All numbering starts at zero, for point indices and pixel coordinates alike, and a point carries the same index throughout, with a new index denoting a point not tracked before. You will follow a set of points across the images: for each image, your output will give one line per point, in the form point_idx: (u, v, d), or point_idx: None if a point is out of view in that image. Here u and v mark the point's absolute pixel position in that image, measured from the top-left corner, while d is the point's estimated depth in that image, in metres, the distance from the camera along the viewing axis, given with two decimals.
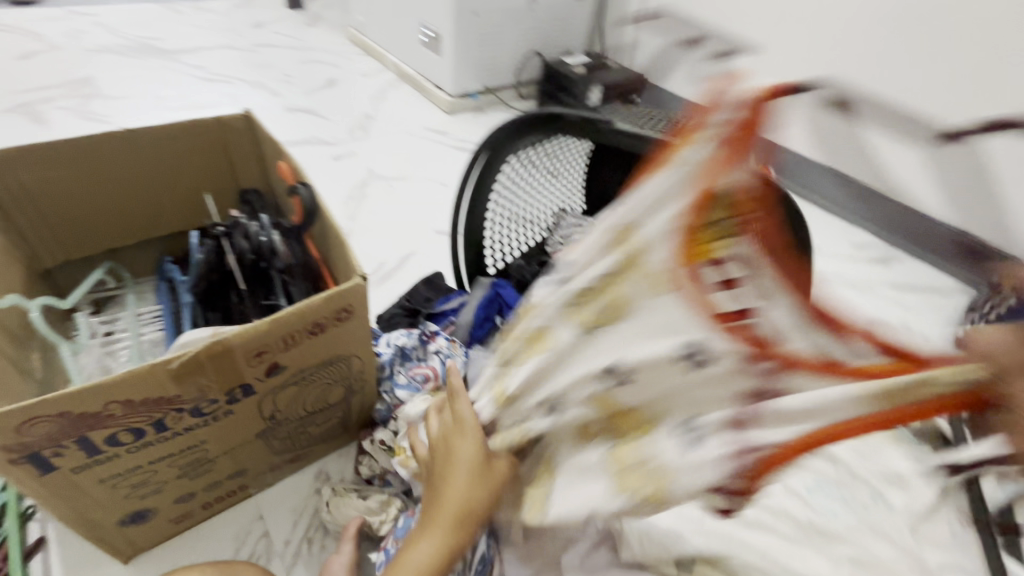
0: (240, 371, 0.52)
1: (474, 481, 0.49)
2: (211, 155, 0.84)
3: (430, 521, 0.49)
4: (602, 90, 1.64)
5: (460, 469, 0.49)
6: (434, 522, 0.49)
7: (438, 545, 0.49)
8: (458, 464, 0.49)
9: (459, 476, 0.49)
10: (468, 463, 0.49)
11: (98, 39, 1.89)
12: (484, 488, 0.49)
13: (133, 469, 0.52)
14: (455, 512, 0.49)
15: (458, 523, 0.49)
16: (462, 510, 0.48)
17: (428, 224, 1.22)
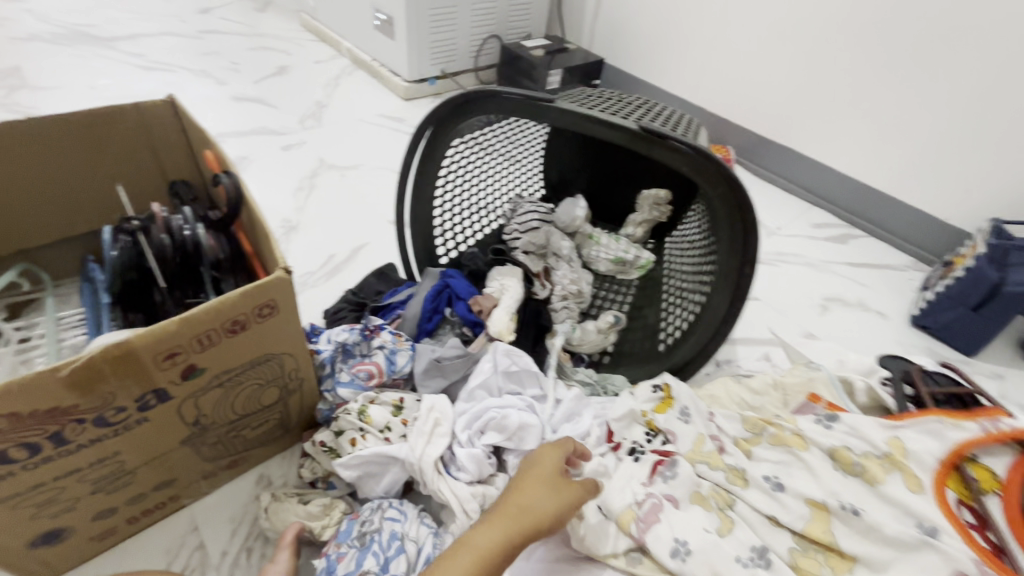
0: (150, 375, 0.48)
1: (555, 490, 0.54)
2: (135, 144, 0.78)
3: (497, 518, 0.51)
4: (562, 73, 1.61)
5: (542, 478, 0.55)
6: (502, 517, 0.51)
7: (501, 538, 0.49)
8: (545, 475, 0.55)
9: (544, 481, 0.55)
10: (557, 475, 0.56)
11: (26, 27, 1.76)
12: (564, 499, 0.54)
13: (35, 486, 0.48)
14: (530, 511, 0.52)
15: (526, 528, 0.51)
16: (535, 508, 0.52)
17: (382, 214, 1.18)
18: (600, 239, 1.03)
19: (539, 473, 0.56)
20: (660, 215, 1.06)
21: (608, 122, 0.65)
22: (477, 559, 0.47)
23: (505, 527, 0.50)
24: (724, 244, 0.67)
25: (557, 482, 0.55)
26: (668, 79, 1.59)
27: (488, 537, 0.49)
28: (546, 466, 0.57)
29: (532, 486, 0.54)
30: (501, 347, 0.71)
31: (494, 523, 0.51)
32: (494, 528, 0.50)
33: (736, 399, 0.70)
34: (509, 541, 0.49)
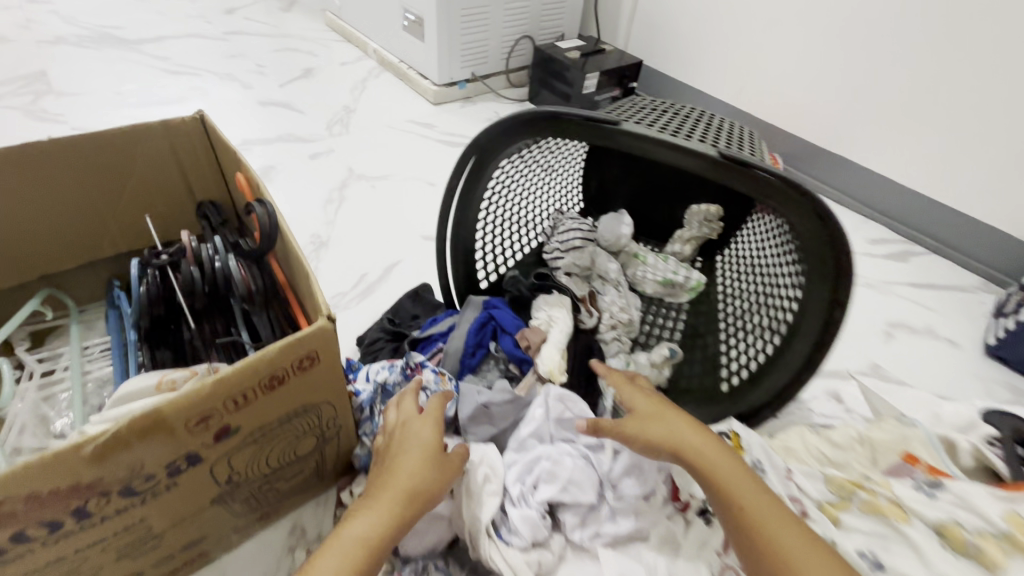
0: (180, 442, 0.43)
1: (428, 466, 0.52)
2: (162, 164, 0.74)
3: (371, 499, 0.49)
4: (598, 77, 1.52)
5: (412, 454, 0.53)
6: (376, 502, 0.49)
7: (380, 525, 0.47)
8: (415, 448, 0.53)
9: (414, 457, 0.52)
10: (428, 448, 0.54)
11: (52, 29, 1.74)
12: (439, 471, 0.52)
13: (56, 560, 0.43)
14: (404, 491, 0.50)
15: (398, 507, 0.49)
16: (411, 486, 0.50)
17: (415, 228, 1.13)
18: (646, 259, 0.96)
19: (411, 449, 0.53)
20: (710, 232, 0.97)
21: (682, 147, 0.58)
22: (351, 550, 0.45)
23: (380, 509, 0.48)
24: (810, 283, 0.59)
25: (429, 455, 0.53)
26: (711, 82, 1.50)
27: (363, 525, 0.47)
28: (418, 439, 0.54)
29: (402, 466, 0.52)
30: (554, 390, 0.65)
31: (369, 507, 0.49)
32: (368, 510, 0.48)
33: (814, 452, 0.63)
34: (386, 523, 0.48)
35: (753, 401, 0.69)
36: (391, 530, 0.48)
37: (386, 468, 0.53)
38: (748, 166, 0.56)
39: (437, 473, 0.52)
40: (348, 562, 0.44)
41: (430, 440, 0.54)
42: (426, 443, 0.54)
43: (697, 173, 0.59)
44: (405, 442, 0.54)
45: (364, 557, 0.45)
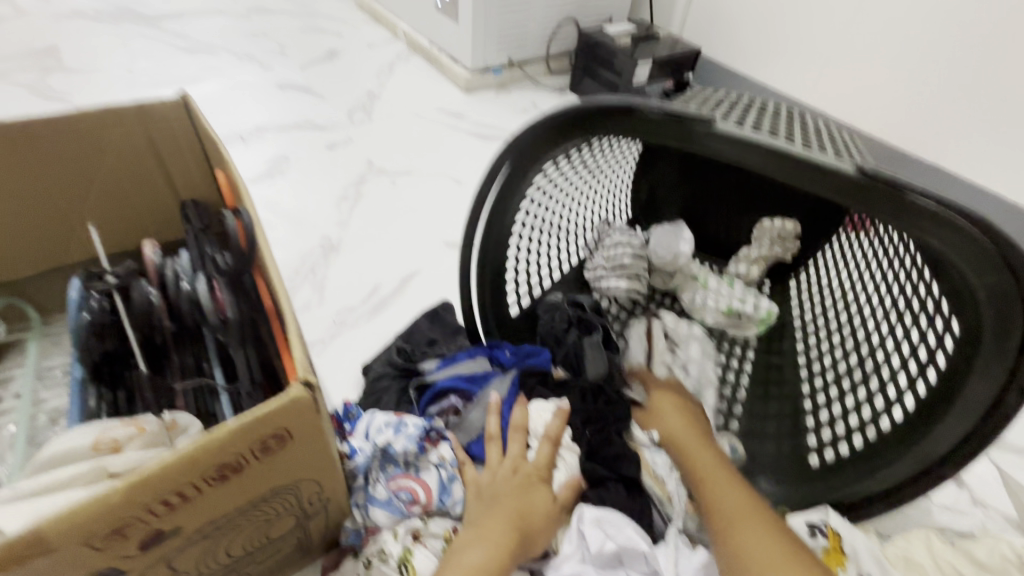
0: (86, 558, 0.30)
1: (533, 498, 0.50)
2: (137, 156, 0.62)
3: (477, 533, 0.46)
4: (650, 65, 1.35)
5: (510, 487, 0.51)
6: (481, 537, 0.46)
7: (495, 553, 0.45)
8: (513, 481, 0.51)
9: (515, 490, 0.50)
10: (525, 479, 0.52)
11: (73, 4, 1.66)
12: (546, 513, 0.50)
13: None
14: (515, 522, 0.48)
15: (509, 546, 0.46)
16: (521, 519, 0.48)
17: (437, 233, 0.99)
18: (707, 282, 0.79)
19: (506, 482, 0.51)
20: (784, 252, 0.81)
21: (807, 160, 0.42)
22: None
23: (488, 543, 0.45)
24: (969, 347, 0.44)
25: (532, 489, 0.51)
26: None
27: (472, 555, 0.44)
28: (512, 471, 0.52)
29: (501, 501, 0.49)
30: (588, 511, 0.50)
31: (477, 539, 0.46)
32: (474, 545, 0.45)
33: (947, 571, 0.47)
34: (498, 562, 0.44)
35: (863, 489, 0.54)
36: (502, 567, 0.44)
37: (480, 502, 0.50)
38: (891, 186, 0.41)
39: (540, 506, 0.50)
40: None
41: (529, 470, 0.53)
42: (525, 475, 0.52)
43: (818, 192, 0.43)
44: (497, 474, 0.52)
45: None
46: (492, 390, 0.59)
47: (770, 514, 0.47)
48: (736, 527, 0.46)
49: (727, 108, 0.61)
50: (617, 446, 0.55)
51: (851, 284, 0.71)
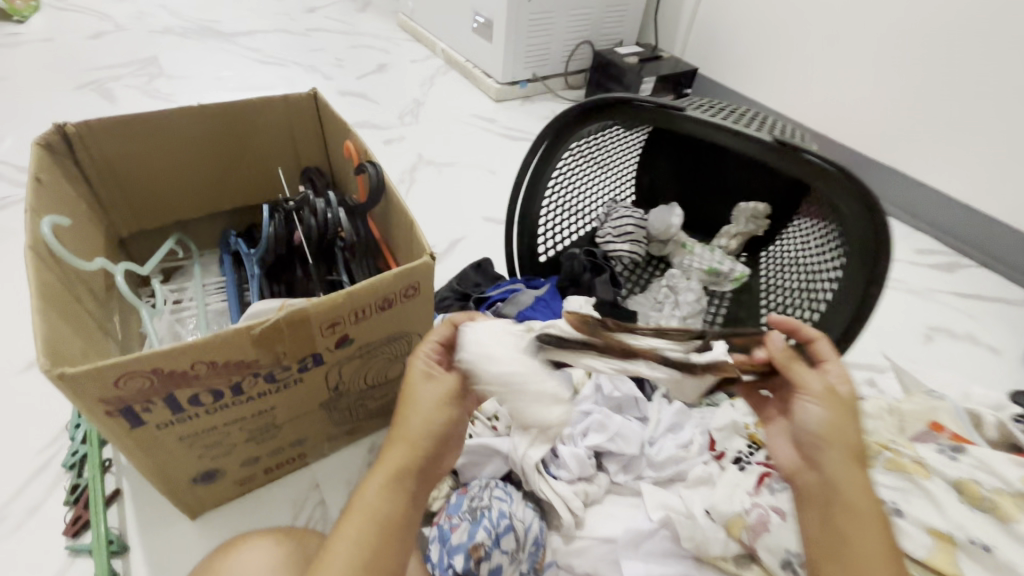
0: (313, 340, 0.53)
1: (415, 412, 0.47)
2: (281, 135, 0.84)
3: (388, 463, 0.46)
4: (654, 82, 1.60)
5: (422, 416, 0.47)
6: (390, 474, 0.46)
7: (380, 488, 0.45)
8: (427, 407, 0.47)
9: (421, 418, 0.47)
10: (437, 405, 0.47)
11: (160, 20, 1.93)
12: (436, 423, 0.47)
13: (209, 429, 0.55)
14: (418, 445, 0.46)
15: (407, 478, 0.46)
16: (407, 441, 0.47)
17: (478, 210, 1.23)
18: (692, 249, 1.01)
19: (419, 411, 0.47)
20: (756, 229, 1.00)
21: (748, 137, 0.66)
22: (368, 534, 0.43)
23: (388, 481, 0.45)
24: (851, 265, 0.68)
25: (440, 412, 0.47)
26: (765, 92, 1.55)
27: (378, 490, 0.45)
28: (428, 398, 0.47)
29: (399, 429, 0.47)
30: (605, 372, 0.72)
31: (388, 464, 0.46)
32: (377, 480, 0.46)
33: None
34: (398, 493, 0.46)
35: None
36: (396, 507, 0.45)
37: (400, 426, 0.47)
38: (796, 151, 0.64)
39: (441, 420, 0.47)
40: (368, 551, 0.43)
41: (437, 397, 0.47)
42: (433, 398, 0.47)
43: (752, 155, 0.66)
44: (412, 395, 0.48)
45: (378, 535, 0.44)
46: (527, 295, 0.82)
47: (884, 518, 0.44)
48: (850, 539, 0.43)
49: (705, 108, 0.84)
50: None
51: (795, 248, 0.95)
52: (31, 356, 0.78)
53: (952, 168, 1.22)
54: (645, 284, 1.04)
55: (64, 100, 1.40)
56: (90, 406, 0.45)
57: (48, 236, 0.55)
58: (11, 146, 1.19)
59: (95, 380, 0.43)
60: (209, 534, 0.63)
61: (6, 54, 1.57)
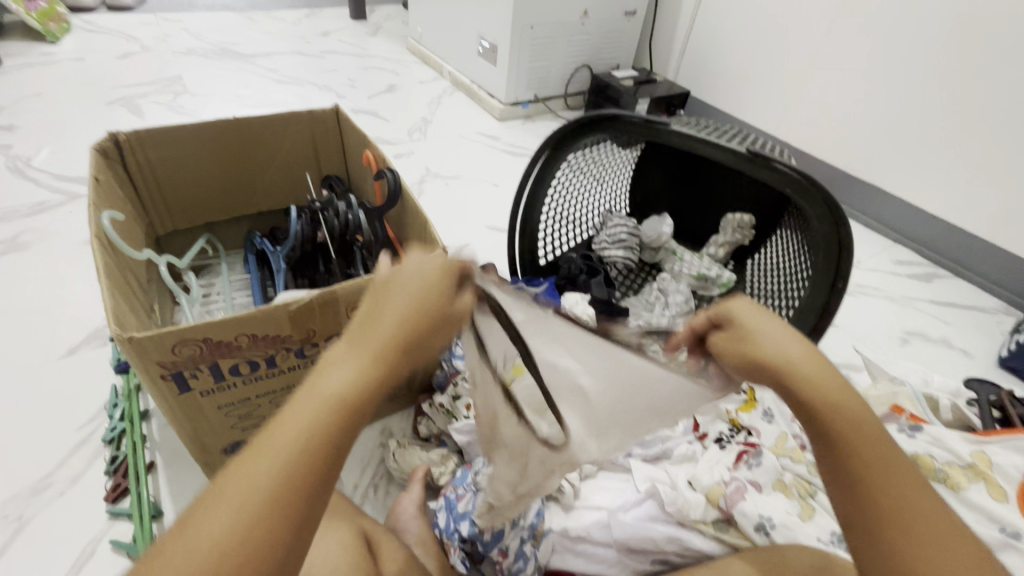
0: (339, 320, 0.60)
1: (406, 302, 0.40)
2: (304, 144, 0.92)
3: (338, 366, 0.36)
4: (648, 103, 1.71)
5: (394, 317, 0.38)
6: (341, 379, 0.35)
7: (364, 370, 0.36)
8: (402, 299, 0.38)
9: (394, 317, 0.38)
10: (419, 304, 0.38)
11: (184, 42, 2.04)
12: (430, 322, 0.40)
13: (244, 399, 0.61)
14: (376, 349, 0.37)
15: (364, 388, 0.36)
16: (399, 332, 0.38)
17: (482, 219, 1.31)
18: (683, 256, 1.07)
19: (396, 304, 0.38)
20: (742, 238, 1.06)
21: (722, 146, 0.75)
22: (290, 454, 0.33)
23: (337, 396, 0.35)
24: (819, 266, 0.76)
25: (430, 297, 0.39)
26: (753, 113, 1.65)
27: (323, 390, 0.35)
28: (403, 291, 0.39)
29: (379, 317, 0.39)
30: None
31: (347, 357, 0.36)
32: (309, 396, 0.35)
33: None
34: (346, 410, 0.35)
35: None
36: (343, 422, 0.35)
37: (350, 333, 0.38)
38: (768, 161, 0.72)
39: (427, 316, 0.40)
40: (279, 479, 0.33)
41: (415, 292, 0.39)
42: (407, 296, 0.38)
43: (728, 164, 0.75)
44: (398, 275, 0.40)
45: (305, 458, 0.33)
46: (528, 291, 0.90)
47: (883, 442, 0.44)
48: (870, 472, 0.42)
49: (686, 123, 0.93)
50: None
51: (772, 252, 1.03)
52: (71, 344, 0.85)
53: (926, 184, 1.31)
54: (638, 287, 1.13)
55: (96, 114, 1.49)
56: (149, 369, 0.52)
57: (105, 226, 0.63)
58: (48, 155, 1.28)
59: (156, 345, 0.50)
60: None
61: (41, 71, 1.67)
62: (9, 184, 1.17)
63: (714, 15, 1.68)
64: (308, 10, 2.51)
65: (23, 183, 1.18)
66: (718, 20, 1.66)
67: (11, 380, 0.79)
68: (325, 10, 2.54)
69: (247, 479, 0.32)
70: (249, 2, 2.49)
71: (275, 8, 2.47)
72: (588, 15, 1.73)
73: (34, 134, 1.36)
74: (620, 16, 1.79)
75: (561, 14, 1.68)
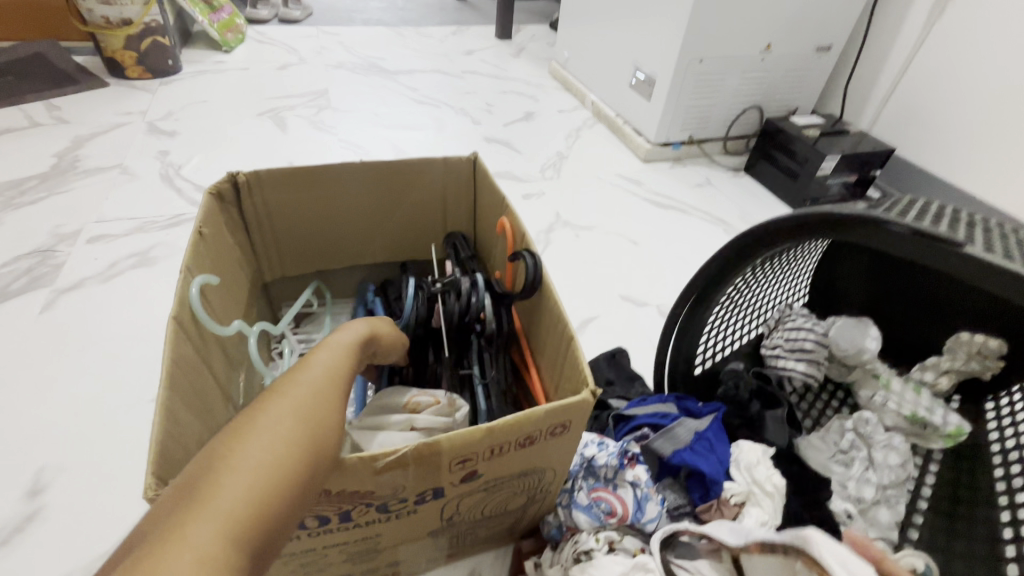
0: (439, 475, 0.45)
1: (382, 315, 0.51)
2: (434, 198, 0.79)
3: (272, 425, 0.33)
4: (837, 159, 1.38)
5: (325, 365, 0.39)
6: (307, 415, 0.34)
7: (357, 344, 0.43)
8: (334, 351, 0.40)
9: (325, 367, 0.38)
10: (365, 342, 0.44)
11: (336, 56, 2.09)
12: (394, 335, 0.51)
13: (306, 549, 0.47)
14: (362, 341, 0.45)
15: (337, 432, 0.36)
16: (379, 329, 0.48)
17: (615, 286, 1.11)
18: (890, 383, 0.78)
19: (344, 342, 0.42)
20: (981, 370, 0.73)
21: None
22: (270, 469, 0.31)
23: (306, 425, 0.34)
24: None
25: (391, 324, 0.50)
26: (990, 188, 1.27)
27: (276, 429, 0.33)
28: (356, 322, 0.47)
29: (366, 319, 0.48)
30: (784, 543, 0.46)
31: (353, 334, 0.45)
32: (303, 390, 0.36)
33: None
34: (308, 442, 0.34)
35: None
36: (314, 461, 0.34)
37: (280, 383, 0.36)
38: None
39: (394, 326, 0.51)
40: (265, 491, 0.30)
41: (369, 328, 0.46)
42: (360, 330, 0.45)
43: None
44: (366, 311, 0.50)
45: (293, 477, 0.32)
46: (687, 425, 0.63)
47: None
48: None
49: (932, 215, 0.64)
50: (815, 509, 0.59)
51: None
52: None
53: None
54: (818, 416, 0.84)
55: (245, 125, 1.53)
56: None
57: (195, 297, 0.52)
58: (196, 165, 1.31)
59: None
60: None
61: (209, 79, 1.76)
62: (156, 192, 1.20)
63: (944, 59, 1.33)
64: (455, 27, 2.49)
65: (168, 192, 1.20)
66: (951, 65, 1.32)
67: (101, 422, 0.74)
68: (472, 28, 2.50)
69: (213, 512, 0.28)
70: (402, 18, 2.53)
71: (425, 25, 2.49)
72: (771, 50, 1.46)
73: (189, 142, 1.41)
74: (810, 52, 1.50)
75: (739, 47, 1.42)
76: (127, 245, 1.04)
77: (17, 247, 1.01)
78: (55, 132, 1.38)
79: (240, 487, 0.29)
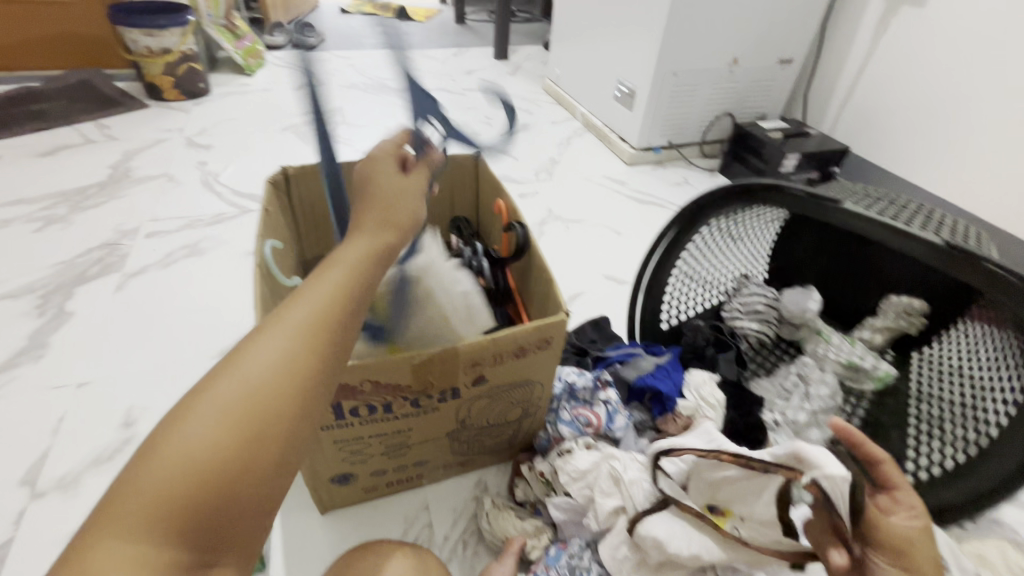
0: (456, 376, 0.60)
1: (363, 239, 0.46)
2: (442, 188, 0.96)
3: (208, 410, 0.34)
4: (799, 157, 1.55)
5: (302, 322, 0.39)
6: (269, 374, 0.37)
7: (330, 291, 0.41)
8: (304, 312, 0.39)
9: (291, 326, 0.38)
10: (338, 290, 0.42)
11: (348, 77, 2.30)
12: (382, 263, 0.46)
13: (357, 438, 0.63)
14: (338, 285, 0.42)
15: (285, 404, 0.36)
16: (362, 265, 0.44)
17: (599, 268, 1.28)
18: (830, 337, 0.90)
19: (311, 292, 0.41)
20: (909, 326, 0.86)
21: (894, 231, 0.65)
22: (229, 422, 0.34)
23: (253, 400, 0.35)
24: None
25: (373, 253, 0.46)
26: (933, 180, 1.44)
27: (236, 389, 0.35)
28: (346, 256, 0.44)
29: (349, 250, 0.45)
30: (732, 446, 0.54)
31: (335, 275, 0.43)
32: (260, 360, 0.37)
33: (1014, 566, 0.67)
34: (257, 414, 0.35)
35: (952, 498, 0.70)
36: (259, 442, 0.35)
37: (256, 332, 0.38)
38: (971, 255, 0.61)
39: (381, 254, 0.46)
40: (209, 458, 0.33)
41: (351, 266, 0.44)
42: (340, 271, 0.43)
43: (918, 255, 0.63)
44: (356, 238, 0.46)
45: (234, 449, 0.34)
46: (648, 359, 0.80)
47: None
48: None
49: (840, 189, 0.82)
50: None
51: (950, 349, 0.82)
52: (222, 346, 0.96)
53: None
54: (772, 366, 0.99)
55: (272, 139, 1.72)
56: None
57: (267, 255, 0.69)
58: (232, 173, 1.49)
59: None
60: (336, 530, 0.72)
61: (236, 100, 1.96)
62: (199, 196, 1.38)
63: (887, 70, 1.52)
64: (455, 49, 2.70)
65: (210, 196, 1.38)
66: (894, 74, 1.50)
67: (174, 373, 0.90)
68: (472, 49, 2.72)
69: (171, 458, 0.33)
70: (407, 42, 2.75)
71: (428, 47, 2.70)
72: (738, 64, 1.64)
73: (223, 154, 1.59)
74: (773, 65, 1.69)
75: (709, 61, 1.61)
76: (180, 238, 1.22)
77: (87, 242, 1.18)
78: (106, 147, 1.56)
79: (178, 461, 0.33)
